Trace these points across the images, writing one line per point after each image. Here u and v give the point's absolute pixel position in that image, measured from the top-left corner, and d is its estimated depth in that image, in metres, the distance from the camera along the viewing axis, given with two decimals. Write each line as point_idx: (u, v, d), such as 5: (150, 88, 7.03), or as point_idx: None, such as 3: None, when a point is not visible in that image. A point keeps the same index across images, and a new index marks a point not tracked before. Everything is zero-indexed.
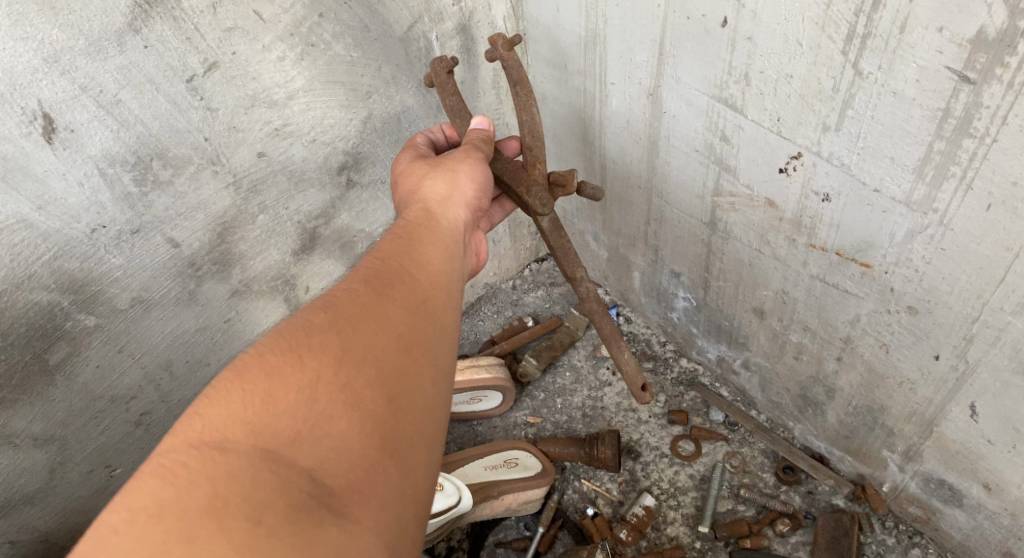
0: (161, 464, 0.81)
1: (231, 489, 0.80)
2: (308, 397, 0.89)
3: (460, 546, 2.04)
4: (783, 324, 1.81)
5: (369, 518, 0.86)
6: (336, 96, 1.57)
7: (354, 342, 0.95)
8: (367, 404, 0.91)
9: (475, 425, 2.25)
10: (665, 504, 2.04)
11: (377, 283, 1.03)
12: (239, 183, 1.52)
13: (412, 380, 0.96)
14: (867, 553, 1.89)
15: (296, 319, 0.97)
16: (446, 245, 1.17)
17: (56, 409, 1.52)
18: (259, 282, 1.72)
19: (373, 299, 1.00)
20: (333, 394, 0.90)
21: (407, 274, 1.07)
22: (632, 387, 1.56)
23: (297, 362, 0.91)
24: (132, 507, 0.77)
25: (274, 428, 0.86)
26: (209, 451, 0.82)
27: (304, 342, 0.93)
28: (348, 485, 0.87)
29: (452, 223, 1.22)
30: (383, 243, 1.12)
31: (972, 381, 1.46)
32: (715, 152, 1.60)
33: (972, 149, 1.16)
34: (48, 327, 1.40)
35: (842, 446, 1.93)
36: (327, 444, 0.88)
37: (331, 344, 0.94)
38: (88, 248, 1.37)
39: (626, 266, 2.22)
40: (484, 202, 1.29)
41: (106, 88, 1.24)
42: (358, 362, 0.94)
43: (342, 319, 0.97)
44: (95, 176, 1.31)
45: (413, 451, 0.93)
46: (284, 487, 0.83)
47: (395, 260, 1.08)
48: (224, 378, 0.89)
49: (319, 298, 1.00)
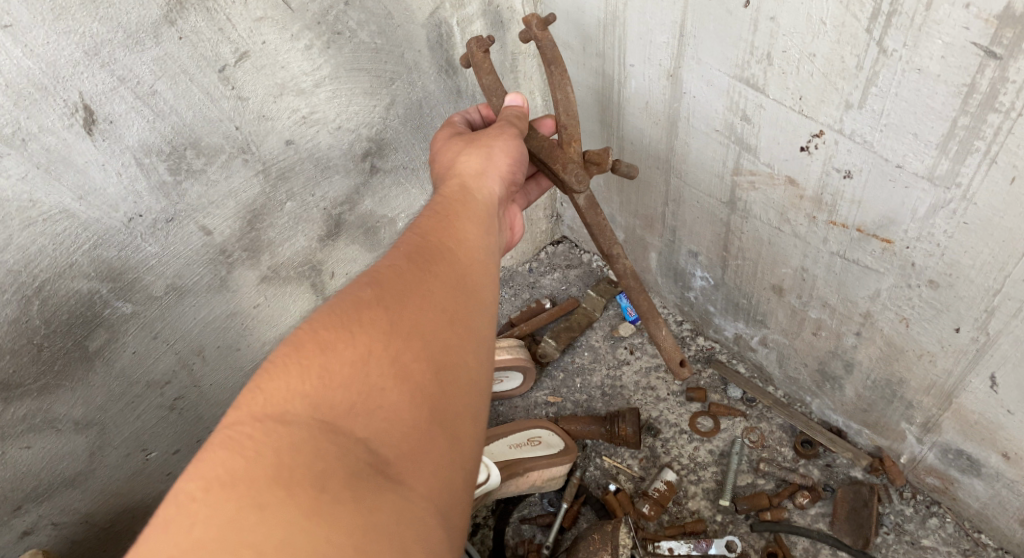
0: (229, 436, 0.83)
1: (295, 459, 0.81)
2: (362, 369, 0.90)
3: (485, 522, 2.09)
4: (802, 301, 1.83)
5: (423, 486, 0.87)
6: (361, 83, 1.59)
7: (402, 313, 0.96)
8: (418, 375, 0.92)
9: (497, 405, 2.28)
10: (685, 479, 2.08)
11: (421, 258, 1.03)
12: (268, 170, 1.55)
13: (458, 351, 0.97)
14: (886, 523, 1.93)
15: (345, 293, 0.97)
16: (482, 216, 1.17)
17: (96, 394, 1.55)
18: (286, 268, 1.76)
19: (417, 274, 1.01)
20: (383, 366, 0.91)
21: (448, 247, 1.07)
22: (672, 362, 1.74)
23: (348, 334, 0.92)
24: (206, 477, 0.79)
25: (330, 400, 0.88)
26: (272, 423, 0.84)
27: (354, 315, 0.94)
28: (403, 455, 0.87)
29: (486, 195, 1.22)
30: (424, 218, 1.13)
31: (992, 352, 1.49)
32: (736, 132, 1.62)
33: (997, 124, 1.18)
34: (88, 314, 1.43)
35: (860, 419, 1.96)
36: (380, 415, 0.88)
37: (379, 317, 0.94)
38: (126, 237, 1.40)
39: (643, 247, 2.24)
40: (517, 176, 1.30)
41: (143, 79, 1.27)
42: (407, 334, 0.94)
43: (389, 292, 0.97)
44: (132, 166, 1.34)
45: (463, 421, 0.93)
46: (343, 457, 0.84)
47: (437, 234, 1.09)
48: (282, 353, 0.91)
49: (364, 272, 1.01)
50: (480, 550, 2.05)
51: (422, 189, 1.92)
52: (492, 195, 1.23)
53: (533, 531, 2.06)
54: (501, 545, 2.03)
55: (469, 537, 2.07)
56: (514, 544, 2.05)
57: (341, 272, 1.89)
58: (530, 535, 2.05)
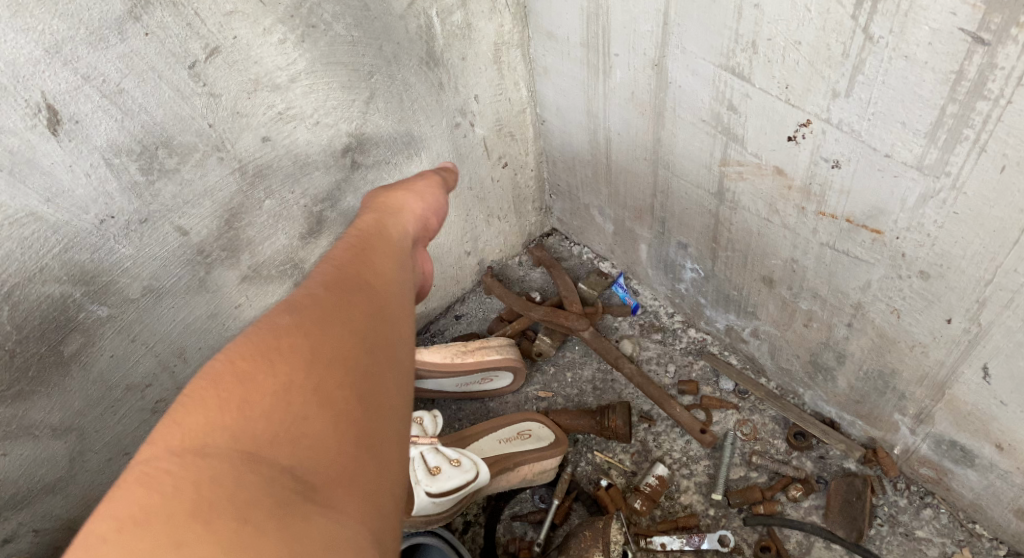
0: (143, 473, 0.76)
1: (214, 492, 0.75)
2: (284, 397, 0.84)
3: (476, 520, 2.07)
4: (792, 292, 1.81)
5: (356, 510, 0.80)
6: (338, 77, 1.55)
7: (323, 340, 0.91)
8: (344, 399, 0.87)
9: (487, 402, 2.25)
10: (677, 474, 2.06)
11: (341, 287, 1.00)
12: (244, 168, 1.52)
13: (383, 376, 0.92)
14: (880, 515, 1.91)
15: (261, 325, 0.92)
16: (398, 249, 1.15)
17: (73, 399, 1.52)
18: (268, 267, 1.72)
19: (337, 301, 0.97)
20: (307, 391, 0.86)
21: (367, 276, 1.04)
22: (695, 432, 2.00)
23: (268, 363, 0.87)
24: (118, 516, 0.73)
25: (252, 429, 0.81)
26: (188, 456, 0.77)
27: (273, 343, 0.89)
28: (333, 478, 0.81)
29: (402, 228, 1.20)
30: (342, 250, 1.09)
31: (985, 343, 1.46)
32: (722, 122, 1.58)
33: (986, 112, 1.15)
34: (62, 319, 1.40)
35: (852, 410, 1.94)
36: (304, 444, 0.82)
37: (302, 344, 0.89)
38: (98, 239, 1.37)
39: (633, 239, 2.21)
40: (432, 219, 1.31)
41: (108, 77, 1.23)
42: (329, 359, 0.90)
43: (312, 318, 0.93)
44: (101, 166, 1.30)
45: (391, 445, 0.87)
46: (265, 487, 0.77)
47: (360, 264, 1.05)
48: (195, 388, 0.84)
49: (282, 306, 0.96)
50: (472, 548, 2.03)
51: None
52: (408, 232, 1.21)
53: (524, 528, 2.04)
54: (492, 543, 2.01)
55: (460, 535, 2.05)
56: (505, 541, 2.02)
57: None
58: (522, 532, 2.03)
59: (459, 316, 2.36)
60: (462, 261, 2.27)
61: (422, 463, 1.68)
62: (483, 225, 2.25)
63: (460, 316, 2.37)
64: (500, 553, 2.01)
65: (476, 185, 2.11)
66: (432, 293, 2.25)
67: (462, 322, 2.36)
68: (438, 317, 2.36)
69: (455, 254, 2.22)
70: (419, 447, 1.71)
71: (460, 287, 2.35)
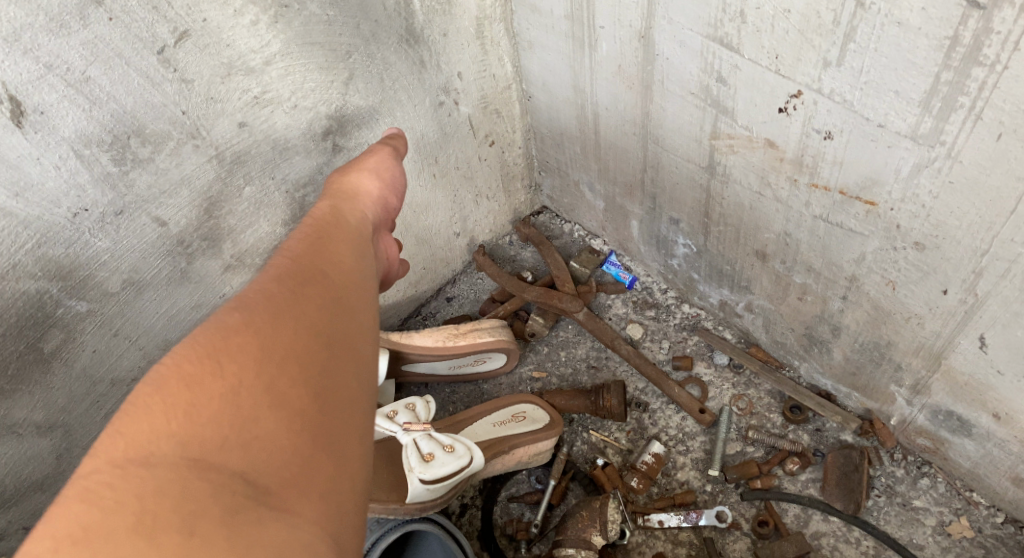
0: (84, 487, 0.73)
1: (161, 503, 0.73)
2: (233, 399, 0.81)
3: (474, 503, 2.05)
4: (786, 266, 1.78)
5: (310, 512, 0.79)
6: (315, 58, 1.50)
7: (275, 337, 0.87)
8: (296, 399, 0.84)
9: (482, 384, 2.22)
10: (674, 450, 2.05)
11: (295, 278, 0.95)
12: (222, 155, 1.48)
13: (339, 371, 0.89)
14: (877, 486, 1.90)
15: (210, 321, 0.88)
16: (358, 236, 1.11)
17: (56, 396, 1.50)
18: (251, 255, 1.69)
19: (291, 295, 0.92)
20: (257, 395, 0.82)
21: (324, 264, 0.99)
22: (693, 412, 2.02)
23: (217, 365, 0.83)
24: (57, 535, 0.69)
25: (200, 435, 0.78)
26: (133, 467, 0.74)
27: (222, 343, 0.84)
28: (286, 482, 0.79)
29: (360, 215, 1.16)
30: (297, 237, 1.04)
31: (982, 314, 1.44)
32: (711, 95, 1.55)
33: (982, 78, 1.12)
34: (39, 315, 1.37)
35: (848, 382, 1.92)
36: (255, 447, 0.80)
37: (251, 343, 0.85)
38: (72, 232, 1.33)
39: (624, 215, 2.18)
40: (391, 203, 1.27)
41: (72, 65, 1.19)
42: (282, 357, 0.86)
43: (262, 315, 0.88)
44: (71, 158, 1.26)
45: (348, 442, 0.86)
46: (215, 495, 0.75)
47: (316, 251, 1.01)
48: (139, 392, 0.80)
49: (232, 300, 0.92)
50: (469, 530, 2.02)
51: None
52: (364, 218, 1.17)
53: (521, 509, 2.02)
54: (489, 525, 2.00)
55: (457, 518, 2.04)
56: (503, 523, 2.02)
57: None
58: (519, 513, 2.02)
59: (450, 299, 2.33)
60: (452, 243, 2.24)
61: (414, 451, 1.65)
62: (471, 205, 2.21)
63: (451, 298, 2.34)
64: (498, 535, 2.00)
65: (463, 164, 2.07)
66: (422, 275, 2.22)
67: (454, 304, 2.33)
68: (429, 300, 2.33)
69: (444, 236, 2.19)
70: (411, 434, 1.68)
71: (451, 269, 2.32)
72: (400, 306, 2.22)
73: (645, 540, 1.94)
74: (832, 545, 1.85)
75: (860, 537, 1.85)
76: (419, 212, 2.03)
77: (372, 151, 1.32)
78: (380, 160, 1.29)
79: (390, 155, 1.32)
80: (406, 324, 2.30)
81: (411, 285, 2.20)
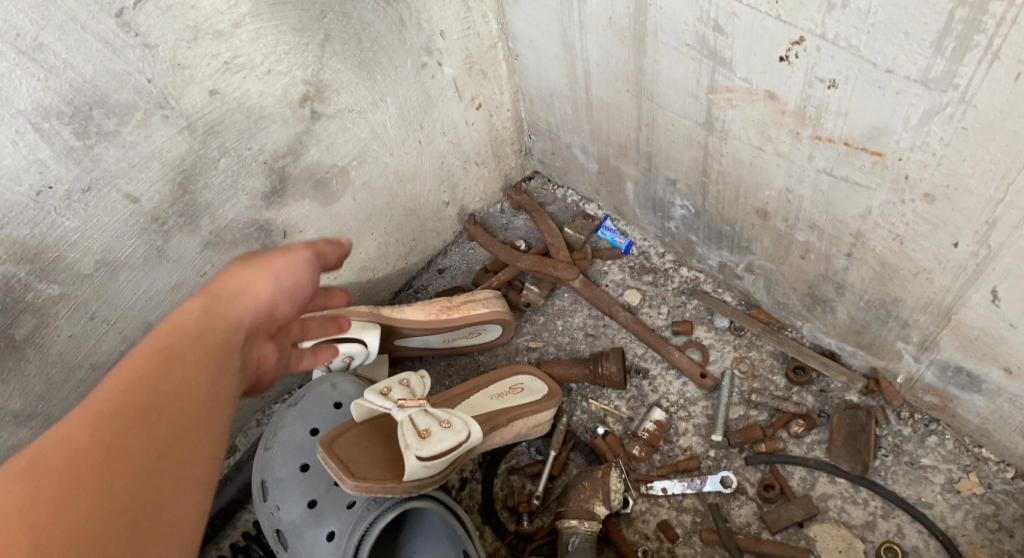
0: None
1: None
2: (39, 545, 0.77)
3: (473, 477, 2.00)
4: (788, 225, 1.72)
5: None
6: (288, 18, 1.42)
7: (99, 473, 0.83)
8: (105, 544, 0.80)
9: (477, 356, 2.17)
10: (675, 417, 2.00)
11: (135, 398, 0.91)
12: (193, 126, 1.40)
13: (160, 506, 0.85)
14: (884, 446, 1.86)
15: (35, 446, 0.84)
16: (224, 351, 1.04)
17: (33, 384, 1.44)
18: (231, 231, 1.61)
19: (127, 418, 0.89)
20: (53, 524, 0.78)
21: (174, 387, 0.94)
22: (694, 377, 1.97)
23: (28, 506, 0.79)
24: None
25: None
26: None
27: (40, 477, 0.81)
28: None
29: (235, 326, 1.10)
30: (150, 344, 0.99)
31: (995, 266, 1.39)
32: (708, 45, 1.47)
33: (1000, 13, 1.06)
34: (7, 300, 1.32)
35: (853, 342, 1.87)
36: None
37: (72, 481, 0.82)
38: (36, 211, 1.27)
39: (618, 177, 2.10)
40: (279, 309, 1.19)
41: (23, 31, 1.12)
42: (104, 497, 0.82)
43: (96, 448, 0.85)
44: (29, 132, 1.20)
45: None
46: None
47: (164, 363, 0.96)
48: None
49: (69, 416, 0.88)
50: (469, 505, 1.97)
51: (374, 134, 1.76)
52: (237, 333, 1.09)
53: (522, 481, 1.98)
54: (490, 499, 1.95)
55: (457, 493, 1.98)
56: (504, 496, 1.97)
57: (294, 230, 1.75)
58: (520, 485, 1.98)
59: (442, 270, 2.26)
60: (441, 212, 2.16)
61: (411, 427, 1.59)
62: (460, 172, 2.13)
63: (443, 270, 2.27)
64: (499, 508, 1.96)
65: (450, 129, 1.98)
66: (412, 247, 2.15)
67: (446, 276, 2.26)
68: (420, 272, 2.26)
69: (433, 205, 2.11)
70: (406, 411, 1.63)
71: (441, 239, 2.25)
72: (390, 279, 2.15)
73: (649, 508, 1.90)
74: (840, 507, 1.82)
75: (867, 498, 1.82)
76: (406, 181, 1.95)
77: (284, 248, 1.23)
78: (287, 262, 1.21)
79: (306, 260, 1.23)
80: (397, 297, 2.23)
81: (401, 258, 2.13)
